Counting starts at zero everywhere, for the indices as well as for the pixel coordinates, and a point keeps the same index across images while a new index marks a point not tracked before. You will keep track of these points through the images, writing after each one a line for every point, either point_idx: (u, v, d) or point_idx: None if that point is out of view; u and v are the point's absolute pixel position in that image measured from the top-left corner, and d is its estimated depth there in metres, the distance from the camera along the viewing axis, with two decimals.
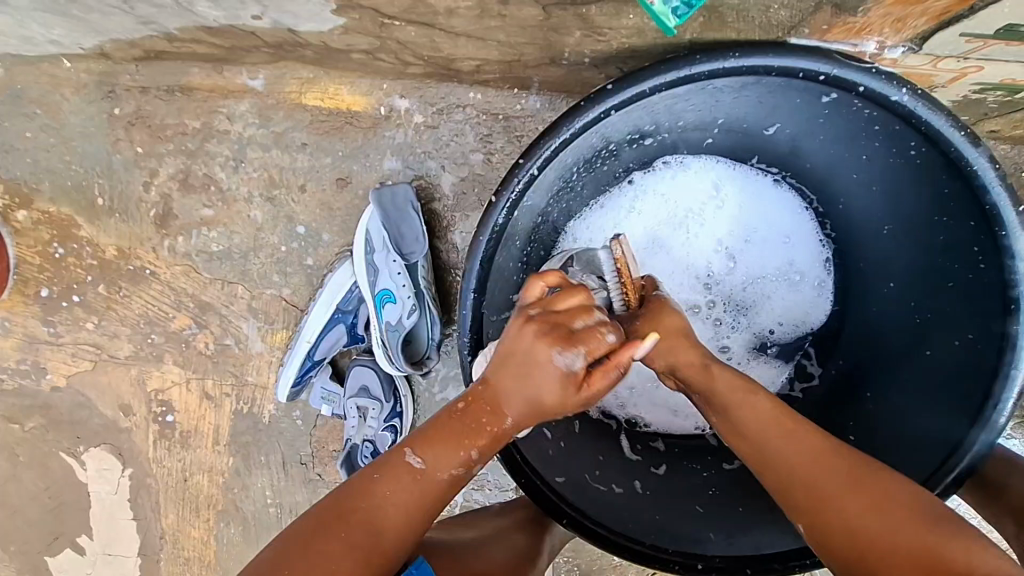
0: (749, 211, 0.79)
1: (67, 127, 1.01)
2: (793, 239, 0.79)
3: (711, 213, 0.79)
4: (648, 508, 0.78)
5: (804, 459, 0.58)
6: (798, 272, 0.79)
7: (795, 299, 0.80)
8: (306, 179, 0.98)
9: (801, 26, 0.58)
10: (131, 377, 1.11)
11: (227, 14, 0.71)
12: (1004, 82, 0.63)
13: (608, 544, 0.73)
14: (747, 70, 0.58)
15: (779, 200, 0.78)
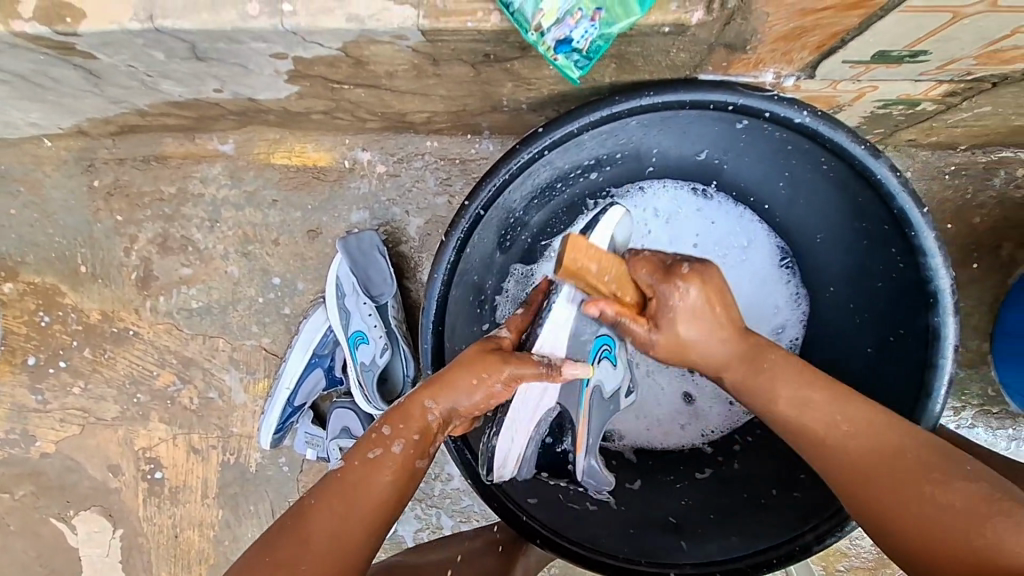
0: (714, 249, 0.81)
1: (49, 201, 1.06)
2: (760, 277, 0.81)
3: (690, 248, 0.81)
4: (624, 521, 0.80)
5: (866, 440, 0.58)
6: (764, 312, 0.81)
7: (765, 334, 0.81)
8: (279, 233, 1.03)
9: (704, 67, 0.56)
10: (118, 437, 1.13)
11: (190, 90, 0.76)
12: (903, 98, 0.66)
13: (579, 560, 0.75)
14: (659, 103, 0.63)
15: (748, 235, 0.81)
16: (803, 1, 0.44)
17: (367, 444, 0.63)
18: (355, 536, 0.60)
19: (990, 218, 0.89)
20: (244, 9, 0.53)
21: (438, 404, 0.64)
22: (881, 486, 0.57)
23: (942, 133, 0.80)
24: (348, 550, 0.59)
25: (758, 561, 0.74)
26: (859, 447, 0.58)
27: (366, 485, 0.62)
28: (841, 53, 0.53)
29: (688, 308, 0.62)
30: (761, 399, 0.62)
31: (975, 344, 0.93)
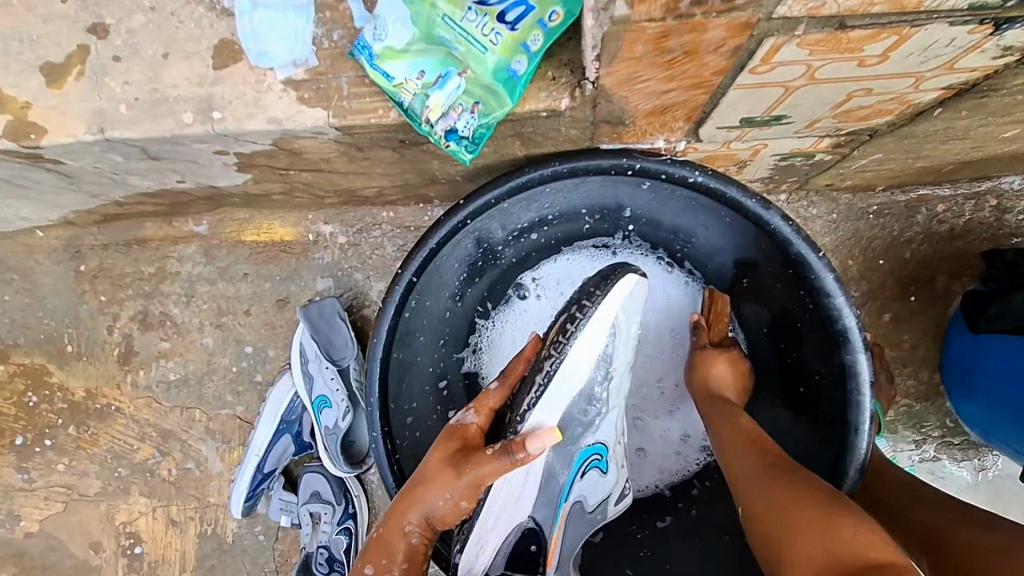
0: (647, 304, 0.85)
1: (39, 287, 1.14)
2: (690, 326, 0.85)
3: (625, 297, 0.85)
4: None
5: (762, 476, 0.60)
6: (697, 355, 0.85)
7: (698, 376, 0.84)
8: (250, 304, 1.09)
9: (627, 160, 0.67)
10: (100, 513, 1.16)
11: (156, 183, 0.84)
12: (796, 151, 0.72)
13: None
14: (566, 170, 0.69)
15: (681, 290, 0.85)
16: (650, 87, 0.51)
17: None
18: None
19: (919, 252, 0.93)
20: (181, 118, 0.61)
21: (417, 524, 0.69)
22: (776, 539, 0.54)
23: (853, 177, 0.85)
24: None
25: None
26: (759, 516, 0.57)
27: None
28: (711, 121, 0.60)
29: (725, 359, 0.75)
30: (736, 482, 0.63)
31: (925, 375, 0.94)
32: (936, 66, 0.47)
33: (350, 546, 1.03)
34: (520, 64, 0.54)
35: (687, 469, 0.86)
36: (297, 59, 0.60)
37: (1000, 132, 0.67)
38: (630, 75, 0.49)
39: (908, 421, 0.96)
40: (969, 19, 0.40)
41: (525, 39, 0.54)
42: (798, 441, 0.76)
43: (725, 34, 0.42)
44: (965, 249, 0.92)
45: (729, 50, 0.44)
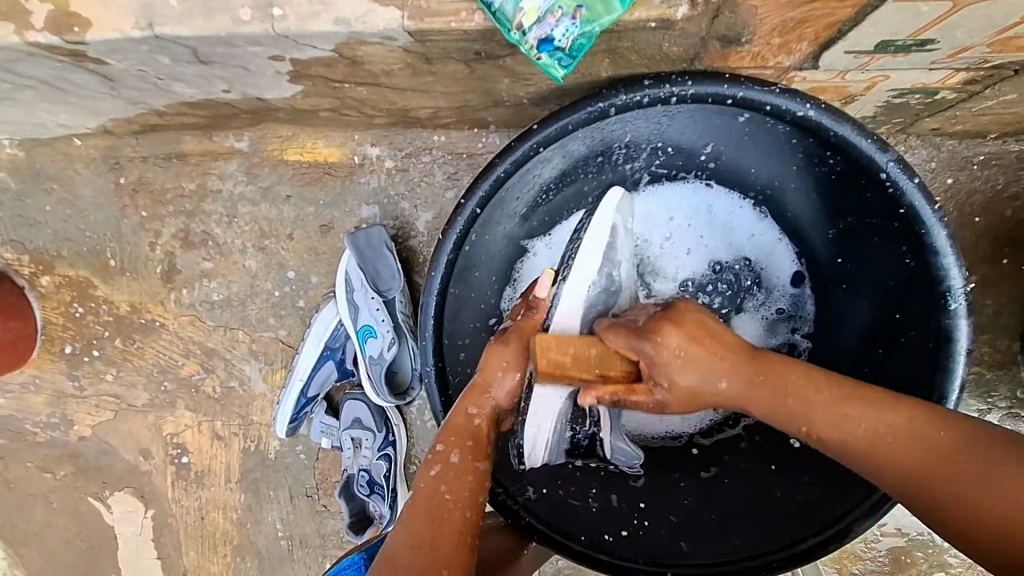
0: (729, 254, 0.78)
1: (80, 198, 1.12)
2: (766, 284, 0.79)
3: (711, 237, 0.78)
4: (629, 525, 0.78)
5: (894, 431, 0.55)
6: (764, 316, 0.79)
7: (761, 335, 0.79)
8: (293, 228, 1.05)
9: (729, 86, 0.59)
10: (148, 424, 1.19)
11: (202, 91, 0.78)
12: (918, 86, 0.63)
13: (579, 557, 0.76)
14: (655, 97, 0.61)
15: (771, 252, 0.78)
16: None
17: (435, 462, 0.65)
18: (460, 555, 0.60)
19: (1022, 211, 0.84)
20: (237, 14, 0.55)
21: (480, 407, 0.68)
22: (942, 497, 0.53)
23: (968, 121, 0.76)
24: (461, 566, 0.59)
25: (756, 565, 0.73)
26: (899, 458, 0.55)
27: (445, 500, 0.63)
28: (841, 43, 0.52)
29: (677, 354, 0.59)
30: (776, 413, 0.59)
31: (1004, 343, 0.87)
32: None
33: (389, 472, 1.03)
34: None
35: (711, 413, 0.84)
36: None
37: None
38: None
39: (976, 390, 0.89)
40: None
41: None
42: None
43: None
44: None
45: None
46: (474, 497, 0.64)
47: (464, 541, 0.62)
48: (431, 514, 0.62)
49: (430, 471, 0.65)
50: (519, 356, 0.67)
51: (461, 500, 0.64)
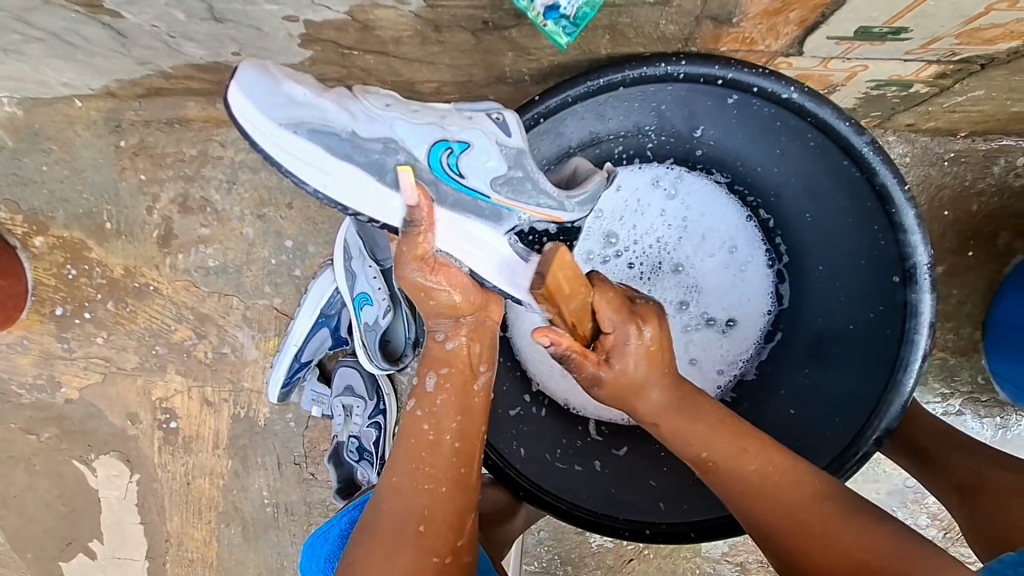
0: (711, 271, 0.84)
1: (79, 159, 1.14)
2: (739, 302, 0.84)
3: (708, 251, 0.84)
4: (611, 484, 0.82)
5: (777, 480, 0.66)
6: (728, 324, 0.84)
7: (728, 344, 0.85)
8: (292, 197, 1.08)
9: (725, 66, 0.63)
10: (137, 387, 1.20)
11: (211, 53, 0.81)
12: (894, 78, 0.68)
13: (565, 515, 0.79)
14: (651, 76, 0.64)
15: (756, 279, 0.83)
16: None
17: (417, 402, 0.68)
18: (442, 509, 0.66)
19: (987, 206, 0.89)
20: None
21: (447, 330, 0.67)
22: (821, 531, 0.62)
23: (940, 118, 0.80)
24: (437, 521, 0.65)
25: (730, 523, 0.75)
26: (789, 495, 0.65)
27: (426, 449, 0.66)
28: (824, 27, 0.56)
29: (642, 347, 0.65)
30: (687, 439, 0.67)
31: (967, 332, 0.92)
32: None
33: (379, 439, 1.05)
34: None
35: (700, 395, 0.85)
36: None
37: None
38: None
39: (940, 374, 0.94)
40: None
41: None
42: (836, 377, 0.76)
43: None
44: None
45: None
46: (453, 434, 0.67)
47: (441, 483, 0.66)
48: (412, 459, 0.67)
49: (410, 408, 0.68)
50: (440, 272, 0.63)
51: (439, 445, 0.67)
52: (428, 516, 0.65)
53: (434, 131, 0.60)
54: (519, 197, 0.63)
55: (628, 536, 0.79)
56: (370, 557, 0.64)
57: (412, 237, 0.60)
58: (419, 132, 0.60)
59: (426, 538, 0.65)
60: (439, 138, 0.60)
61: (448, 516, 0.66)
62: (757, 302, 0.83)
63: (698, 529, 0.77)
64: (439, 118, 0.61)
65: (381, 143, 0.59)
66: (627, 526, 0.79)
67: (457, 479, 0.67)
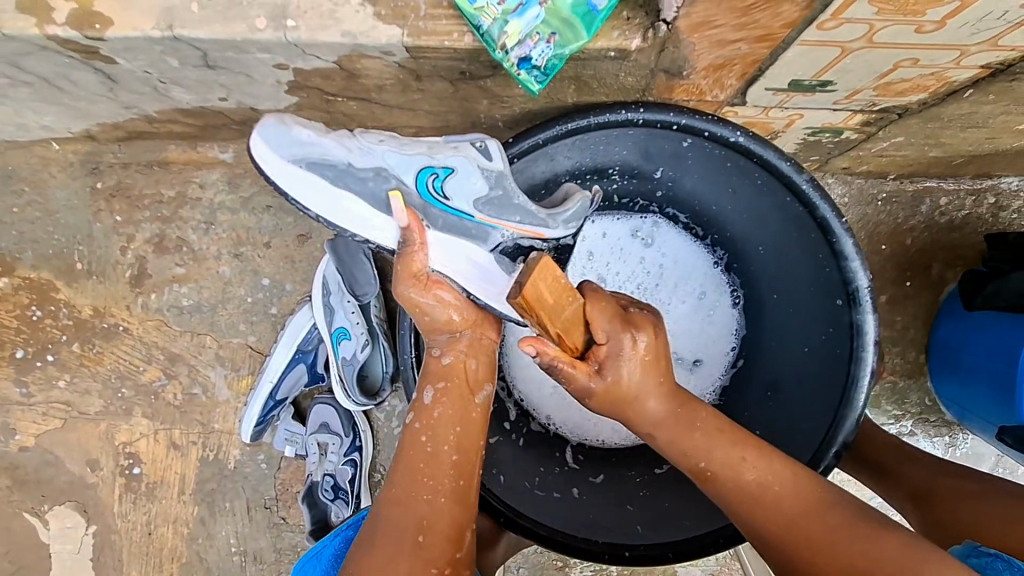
0: (681, 311, 0.90)
1: (53, 201, 1.14)
2: (705, 342, 0.89)
3: (677, 294, 0.90)
4: (589, 510, 0.83)
5: (779, 490, 0.65)
6: (696, 362, 0.90)
7: (694, 382, 0.90)
8: (270, 237, 1.10)
9: (678, 112, 0.70)
10: (99, 432, 1.16)
11: (199, 98, 0.84)
12: (827, 126, 0.76)
13: (543, 540, 0.80)
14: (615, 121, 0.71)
15: (720, 320, 0.89)
16: (719, 35, 0.55)
17: (416, 415, 0.67)
18: (444, 519, 0.63)
19: (920, 240, 0.97)
20: (254, 23, 0.61)
21: (444, 347, 0.68)
22: (819, 542, 0.61)
23: (870, 162, 0.89)
24: (442, 530, 0.62)
25: (704, 542, 0.77)
26: (789, 504, 0.64)
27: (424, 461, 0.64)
28: (763, 79, 0.63)
29: (635, 359, 0.66)
30: (685, 448, 0.68)
31: (912, 355, 0.99)
32: (981, 41, 0.51)
33: (354, 477, 1.05)
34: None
35: None
36: None
37: (1016, 122, 0.70)
38: (706, 17, 0.52)
39: (890, 396, 1.00)
40: None
41: None
42: (796, 397, 0.80)
43: None
44: (960, 240, 0.97)
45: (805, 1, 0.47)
46: (451, 447, 0.65)
47: (442, 495, 0.64)
48: (411, 470, 0.64)
49: (409, 422, 0.67)
50: (431, 291, 0.65)
51: (438, 456, 0.65)
52: (427, 525, 0.62)
53: (425, 161, 0.67)
54: (501, 215, 0.69)
55: (608, 560, 0.79)
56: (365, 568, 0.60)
57: (405, 256, 0.64)
58: (408, 163, 0.66)
59: (427, 550, 0.61)
60: (424, 166, 0.67)
61: (452, 525, 0.63)
62: (722, 343, 0.89)
63: (676, 550, 0.78)
64: (427, 147, 0.68)
65: (369, 175, 0.65)
66: (607, 550, 0.79)
67: (457, 490, 0.65)
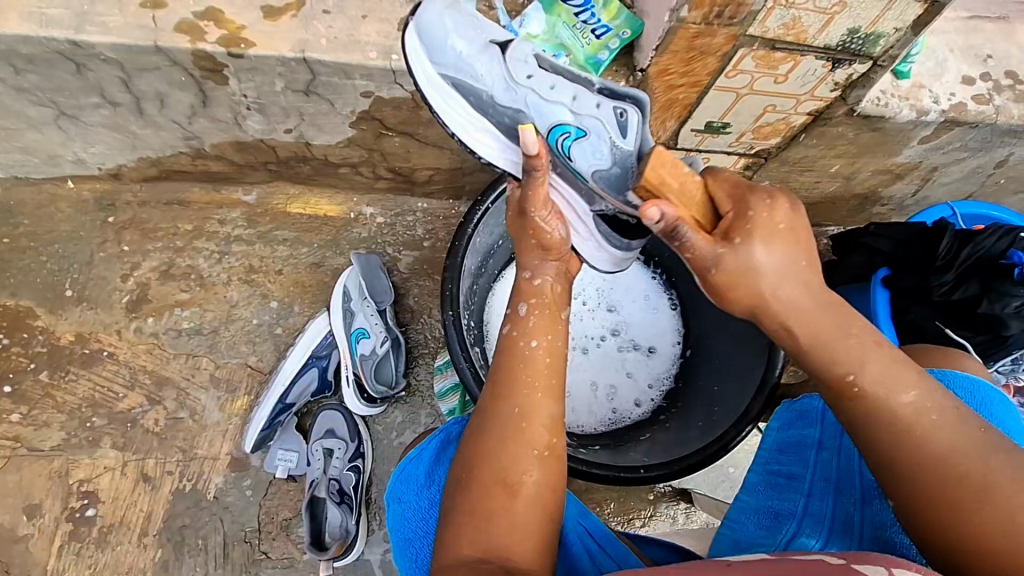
0: (638, 316, 1.18)
1: (53, 233, 1.17)
2: (657, 339, 1.17)
3: (634, 303, 1.19)
4: (607, 455, 0.99)
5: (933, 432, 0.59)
6: (655, 352, 1.17)
7: (657, 368, 1.16)
8: (283, 265, 1.21)
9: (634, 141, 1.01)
10: (50, 471, 1.07)
11: (266, 128, 1.05)
12: (725, 169, 1.17)
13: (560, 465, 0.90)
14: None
15: (666, 318, 1.18)
16: (670, 81, 0.91)
17: (512, 326, 0.74)
18: (540, 409, 0.69)
19: None
20: (368, 54, 0.88)
21: (535, 269, 0.78)
22: (976, 483, 0.55)
23: None
24: (540, 417, 0.69)
25: (684, 466, 0.92)
26: (946, 440, 0.58)
27: (530, 368, 0.71)
28: (690, 121, 1.01)
29: (767, 230, 0.62)
30: (834, 354, 0.63)
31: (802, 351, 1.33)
32: (806, 92, 0.92)
33: (358, 483, 1.10)
34: (603, 55, 0.91)
35: (642, 409, 1.13)
36: None
37: (830, 166, 1.14)
38: (666, 67, 0.88)
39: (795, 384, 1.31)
40: (824, 56, 0.85)
41: (607, 42, 0.90)
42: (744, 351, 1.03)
43: (724, 40, 0.82)
44: None
45: (721, 55, 0.85)
46: (545, 350, 0.72)
47: (538, 389, 0.70)
48: (510, 371, 0.71)
49: (507, 331, 0.74)
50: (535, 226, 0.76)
51: (534, 358, 0.72)
52: (525, 414, 0.68)
53: (562, 116, 0.74)
54: (614, 192, 0.74)
55: (606, 478, 0.90)
56: (480, 449, 0.67)
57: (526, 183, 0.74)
58: (547, 113, 0.75)
59: (527, 433, 0.68)
60: (563, 121, 0.74)
61: (548, 413, 0.69)
62: (669, 335, 1.17)
63: (670, 472, 0.92)
64: (570, 103, 0.74)
65: (512, 113, 0.76)
66: (608, 472, 0.91)
67: (549, 386, 0.70)
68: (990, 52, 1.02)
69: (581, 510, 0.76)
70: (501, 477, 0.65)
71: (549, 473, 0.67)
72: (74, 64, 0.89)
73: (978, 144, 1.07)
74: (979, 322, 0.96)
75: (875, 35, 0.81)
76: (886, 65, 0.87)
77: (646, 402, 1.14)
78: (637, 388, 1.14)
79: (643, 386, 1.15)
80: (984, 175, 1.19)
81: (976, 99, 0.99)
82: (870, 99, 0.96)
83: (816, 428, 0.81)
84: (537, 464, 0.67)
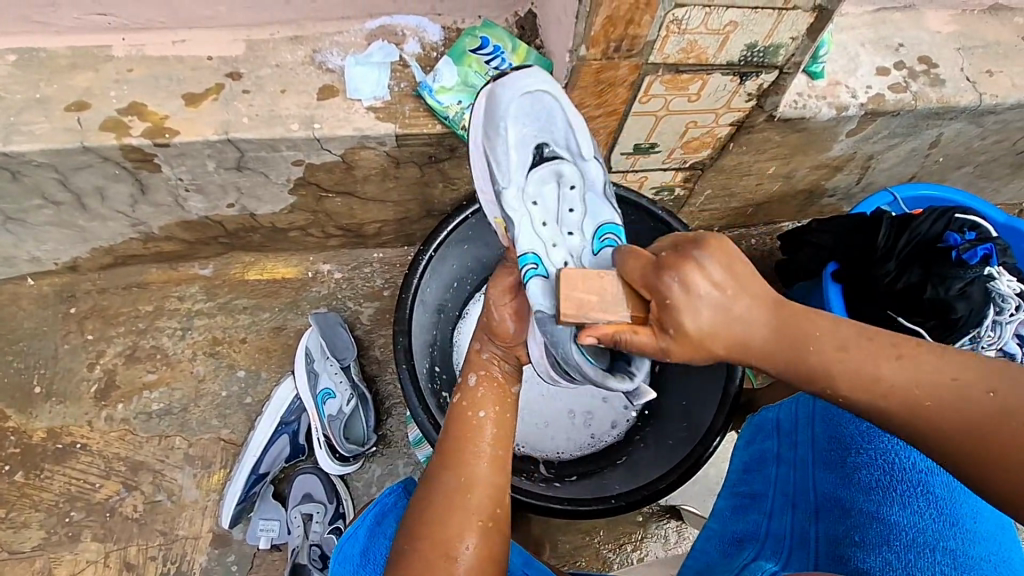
0: None
1: (17, 332, 1.18)
2: None
3: None
4: (585, 486, 0.99)
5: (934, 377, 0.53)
6: None
7: None
8: (246, 333, 1.22)
9: None
10: (33, 571, 1.07)
11: (209, 205, 1.07)
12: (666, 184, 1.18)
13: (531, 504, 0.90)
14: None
15: None
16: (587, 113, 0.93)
17: (462, 396, 0.78)
18: (483, 482, 0.70)
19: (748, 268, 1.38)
20: (291, 126, 0.90)
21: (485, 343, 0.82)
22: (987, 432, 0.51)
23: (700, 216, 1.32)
24: (486, 489, 0.70)
25: (650, 493, 0.92)
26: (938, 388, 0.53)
27: (479, 438, 0.73)
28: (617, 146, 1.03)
29: (710, 303, 0.54)
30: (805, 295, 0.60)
31: None
32: (722, 105, 0.94)
33: None
34: None
35: (619, 429, 1.11)
36: (376, 95, 0.93)
37: (767, 168, 1.15)
38: (580, 101, 0.90)
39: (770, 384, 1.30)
40: (729, 72, 0.86)
41: None
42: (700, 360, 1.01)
43: (628, 70, 0.84)
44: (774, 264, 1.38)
45: (630, 83, 0.87)
46: (493, 419, 0.75)
47: (483, 457, 0.72)
48: (460, 436, 0.74)
49: (458, 402, 0.77)
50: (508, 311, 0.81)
51: (483, 426, 0.75)
52: (471, 482, 0.70)
53: (536, 250, 0.75)
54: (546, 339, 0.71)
55: (579, 512, 0.90)
56: (427, 516, 0.68)
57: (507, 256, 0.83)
58: (526, 242, 0.76)
59: (470, 500, 0.69)
60: (530, 253, 0.75)
61: (492, 480, 0.71)
62: None
63: (641, 498, 0.92)
64: (546, 245, 0.76)
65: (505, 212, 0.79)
66: (579, 506, 0.91)
67: (496, 456, 0.73)
68: (900, 41, 1.04)
69: (526, 559, 0.76)
70: (443, 545, 0.65)
71: (487, 542, 0.67)
72: (10, 172, 0.91)
73: (906, 130, 1.09)
74: (927, 308, 0.96)
75: (774, 46, 0.83)
76: (793, 71, 0.89)
77: (623, 420, 1.11)
78: (611, 409, 1.11)
79: (620, 406, 1.11)
80: (921, 156, 1.20)
81: (893, 88, 1.01)
82: (788, 103, 0.97)
83: (772, 438, 0.84)
84: (477, 532, 0.67)
